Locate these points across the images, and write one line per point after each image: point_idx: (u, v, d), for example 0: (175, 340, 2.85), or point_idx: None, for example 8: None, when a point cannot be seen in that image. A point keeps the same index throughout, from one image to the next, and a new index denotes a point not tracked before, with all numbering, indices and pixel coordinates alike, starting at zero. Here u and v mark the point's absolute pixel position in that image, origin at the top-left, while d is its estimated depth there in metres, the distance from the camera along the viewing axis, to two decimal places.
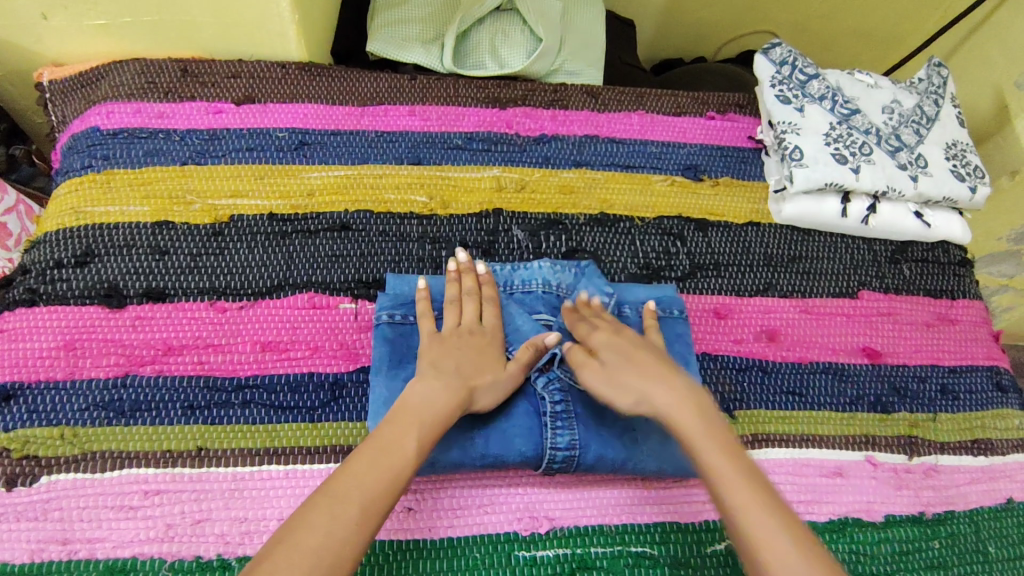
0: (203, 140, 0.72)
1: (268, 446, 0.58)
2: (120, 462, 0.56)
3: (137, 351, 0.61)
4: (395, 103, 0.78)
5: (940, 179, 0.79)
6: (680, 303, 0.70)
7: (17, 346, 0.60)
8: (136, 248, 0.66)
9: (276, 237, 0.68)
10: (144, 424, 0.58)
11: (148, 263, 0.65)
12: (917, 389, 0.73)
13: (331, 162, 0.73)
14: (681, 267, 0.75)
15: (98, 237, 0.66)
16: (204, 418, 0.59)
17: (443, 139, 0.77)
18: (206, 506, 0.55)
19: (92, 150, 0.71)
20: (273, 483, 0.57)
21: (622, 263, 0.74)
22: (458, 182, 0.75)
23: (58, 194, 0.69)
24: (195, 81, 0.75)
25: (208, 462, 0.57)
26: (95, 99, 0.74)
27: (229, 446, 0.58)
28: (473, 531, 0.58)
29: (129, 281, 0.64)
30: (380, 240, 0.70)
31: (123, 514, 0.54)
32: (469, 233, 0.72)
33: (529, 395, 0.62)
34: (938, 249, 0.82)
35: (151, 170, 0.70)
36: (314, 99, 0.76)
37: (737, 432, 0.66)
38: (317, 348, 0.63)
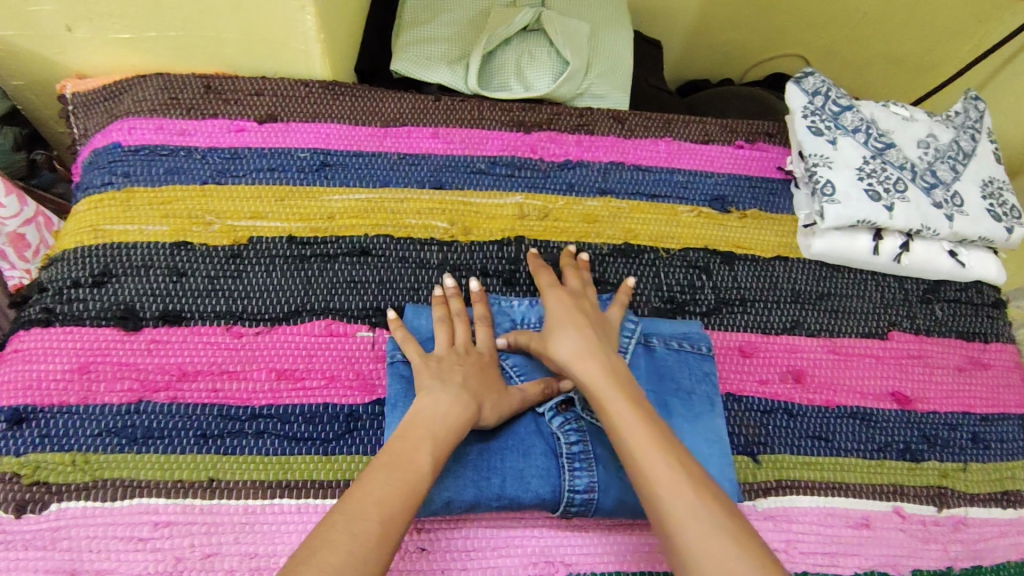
0: (224, 158, 0.71)
1: (281, 479, 0.57)
2: (130, 491, 0.55)
3: (151, 375, 0.60)
4: (418, 125, 0.77)
5: (976, 218, 0.77)
6: (706, 340, 0.68)
7: (32, 366, 0.59)
8: (153, 268, 0.65)
9: (295, 261, 0.67)
10: (155, 452, 0.57)
11: (165, 285, 0.64)
12: (948, 437, 0.71)
13: (352, 184, 0.72)
14: (706, 302, 0.73)
15: (116, 257, 0.65)
16: (217, 448, 0.58)
17: (466, 163, 0.76)
18: (217, 539, 0.54)
19: (113, 166, 0.70)
20: (285, 518, 0.56)
21: (646, 297, 0.72)
22: (479, 208, 0.74)
23: (77, 210, 0.68)
24: (218, 98, 0.74)
25: (219, 494, 0.56)
26: (118, 113, 0.74)
27: (240, 478, 0.57)
28: (486, 575, 0.56)
29: (145, 301, 0.63)
30: (398, 266, 0.69)
31: (132, 546, 0.53)
32: (489, 262, 0.71)
33: (546, 432, 0.61)
34: (971, 290, 0.80)
35: (171, 189, 0.69)
36: (337, 118, 0.75)
37: (760, 478, 0.64)
38: (333, 378, 0.62)
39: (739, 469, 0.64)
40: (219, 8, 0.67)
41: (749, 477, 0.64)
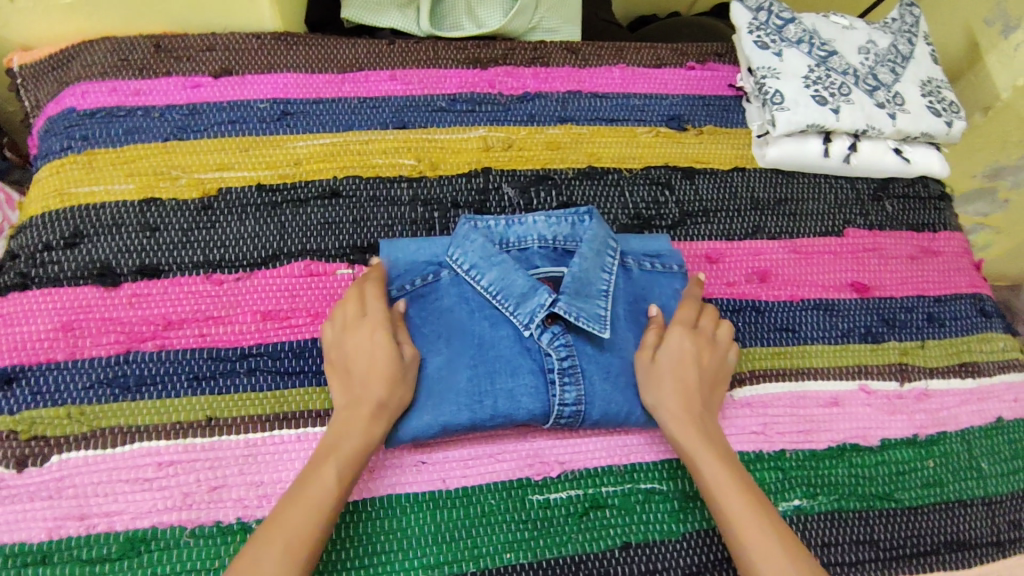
0: (183, 115, 0.71)
1: (278, 412, 0.59)
2: (130, 436, 0.56)
3: (136, 327, 0.60)
4: (375, 69, 0.77)
5: (917, 115, 0.80)
6: (679, 259, 0.69)
7: (15, 328, 0.59)
8: (125, 226, 0.65)
9: (267, 207, 0.68)
10: (151, 398, 0.58)
11: (139, 241, 0.64)
12: (905, 319, 0.75)
13: (316, 131, 0.73)
14: (671, 216, 0.76)
15: (85, 217, 0.65)
16: (212, 389, 0.59)
17: (426, 102, 0.76)
18: (218, 474, 0.56)
19: (70, 131, 0.69)
20: (286, 446, 0.57)
21: (615, 216, 0.75)
22: (445, 145, 0.75)
23: (39, 178, 0.68)
24: (169, 57, 0.74)
25: (219, 431, 0.57)
26: (67, 80, 0.72)
27: (238, 414, 0.58)
28: (486, 480, 0.59)
29: (121, 257, 0.63)
30: (370, 206, 0.70)
31: (139, 486, 0.54)
32: (460, 196, 0.72)
33: (534, 350, 0.61)
34: (917, 185, 0.84)
35: (135, 148, 0.69)
36: (293, 68, 0.75)
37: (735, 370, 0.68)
38: (317, 314, 0.63)
39: None
40: None
41: None
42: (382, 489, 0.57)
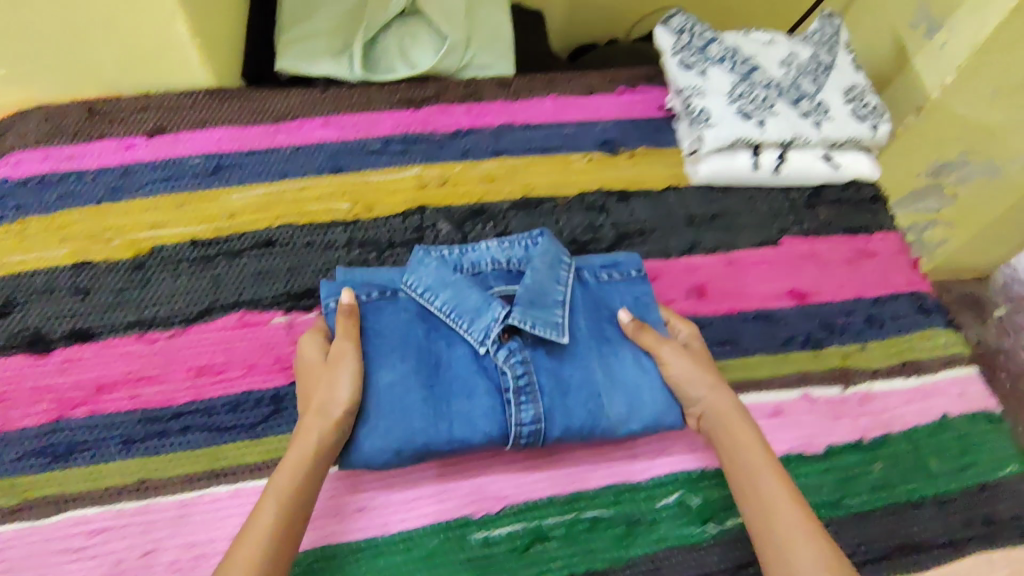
0: (117, 176, 0.72)
1: (212, 469, 0.58)
2: (62, 506, 0.56)
3: (67, 394, 0.60)
4: (309, 116, 0.79)
5: (841, 122, 0.83)
6: (635, 263, 0.71)
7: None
8: (57, 292, 0.65)
9: (201, 262, 0.68)
10: (81, 464, 0.57)
11: (71, 306, 0.64)
12: (845, 323, 0.76)
13: (251, 182, 0.73)
14: (607, 240, 0.77)
15: (16, 287, 0.65)
16: (144, 450, 0.59)
17: (361, 145, 0.78)
18: (155, 535, 0.55)
19: (3, 201, 0.70)
20: (220, 503, 0.57)
21: (550, 245, 0.76)
22: (377, 186, 0.76)
23: None
24: (104, 120, 0.75)
25: (152, 493, 0.57)
26: (1, 148, 0.73)
27: (171, 474, 0.58)
28: (425, 521, 0.58)
29: (52, 323, 0.63)
30: (302, 252, 0.70)
31: (69, 555, 0.54)
32: (391, 236, 0.73)
33: (490, 368, 0.62)
34: (850, 188, 0.86)
35: (67, 213, 0.69)
36: (227, 122, 0.77)
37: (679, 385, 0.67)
38: (252, 366, 0.63)
39: None
40: (91, 31, 0.67)
41: None
42: (320, 538, 0.56)
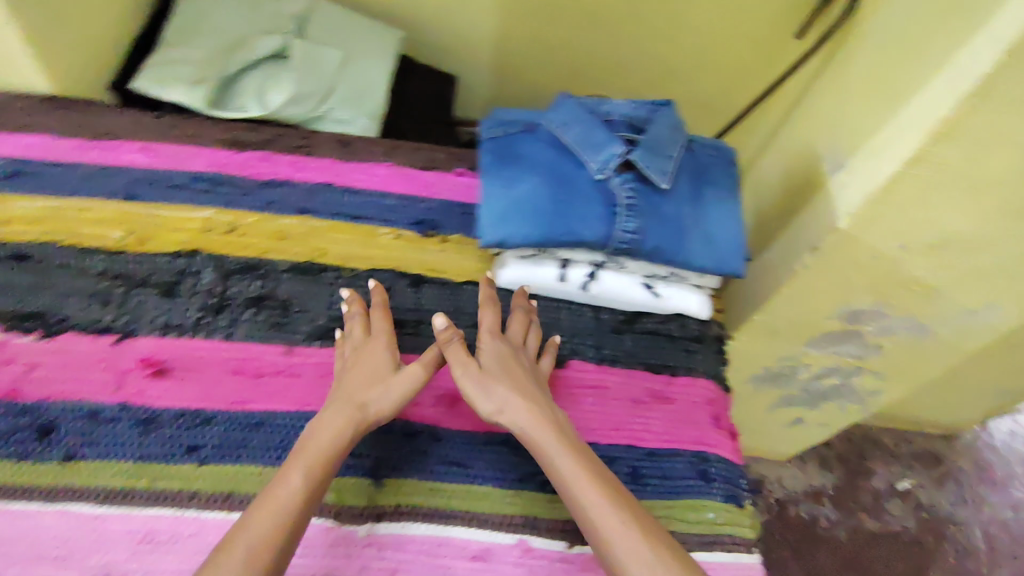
0: (237, 184, 0.75)
1: (222, 491, 0.57)
2: (74, 496, 0.56)
3: (128, 381, 0.61)
4: (421, 166, 0.80)
5: (678, 291, 0.73)
6: (733, 155, 0.79)
7: (15, 366, 0.61)
8: (150, 285, 0.67)
9: (285, 284, 0.69)
10: (123, 460, 0.58)
11: (158, 302, 0.66)
12: (652, 480, 0.64)
13: (351, 217, 0.75)
14: (653, 355, 0.71)
15: (117, 267, 0.68)
16: (186, 462, 0.58)
17: (464, 209, 0.77)
18: (110, 557, 0.53)
19: (133, 186, 0.73)
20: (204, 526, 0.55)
21: (620, 338, 0.72)
22: (463, 253, 0.74)
23: (75, 216, 0.70)
24: (244, 134, 0.79)
25: (157, 504, 0.56)
26: (147, 132, 0.77)
27: (188, 488, 0.57)
28: None
29: (129, 314, 0.65)
30: (375, 302, 0.69)
31: (60, 561, 0.53)
32: (466, 304, 0.71)
33: (738, 183, 0.77)
34: (677, 323, 0.74)
35: (170, 212, 0.72)
36: (349, 159, 0.79)
37: (650, 480, 0.64)
38: (303, 403, 0.62)
39: (667, 511, 0.63)
40: None
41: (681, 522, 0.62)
42: None
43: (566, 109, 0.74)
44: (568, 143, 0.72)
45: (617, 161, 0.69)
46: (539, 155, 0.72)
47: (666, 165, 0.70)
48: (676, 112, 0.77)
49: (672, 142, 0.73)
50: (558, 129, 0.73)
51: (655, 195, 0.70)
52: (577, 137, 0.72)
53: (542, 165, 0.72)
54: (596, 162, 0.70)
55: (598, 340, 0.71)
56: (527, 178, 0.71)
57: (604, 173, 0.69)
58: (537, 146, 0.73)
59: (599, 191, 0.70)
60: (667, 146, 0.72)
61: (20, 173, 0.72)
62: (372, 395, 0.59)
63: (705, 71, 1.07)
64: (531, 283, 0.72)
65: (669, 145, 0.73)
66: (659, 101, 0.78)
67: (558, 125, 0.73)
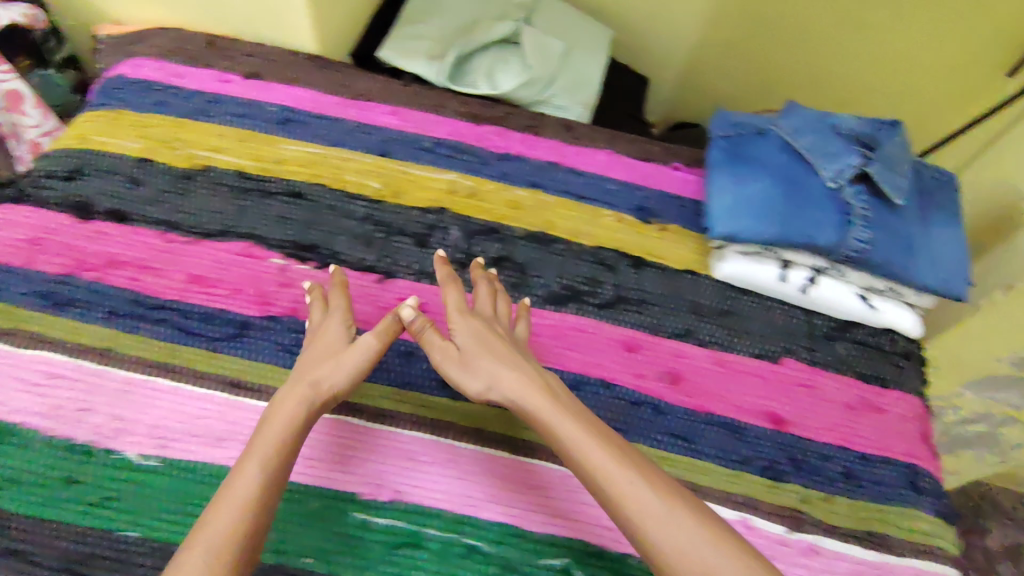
0: (475, 153, 0.80)
1: (473, 427, 0.62)
2: (348, 411, 0.62)
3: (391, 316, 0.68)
4: (638, 157, 0.84)
5: (891, 304, 0.75)
6: (955, 179, 0.79)
7: (295, 289, 0.67)
8: (405, 234, 0.73)
9: (522, 249, 0.74)
10: (390, 385, 0.64)
11: (413, 250, 0.72)
12: (859, 479, 0.66)
13: (576, 196, 0.79)
14: (864, 365, 0.73)
15: (376, 214, 0.74)
16: (441, 395, 0.64)
17: (680, 201, 0.81)
18: (381, 469, 0.59)
19: (387, 144, 0.80)
20: (460, 454, 0.61)
21: (832, 344, 0.73)
22: (679, 242, 0.77)
23: (338, 163, 0.77)
24: (480, 109, 0.85)
25: (419, 429, 0.61)
26: (397, 97, 0.84)
27: (445, 419, 0.62)
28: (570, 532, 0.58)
29: (389, 257, 0.72)
30: (602, 276, 0.74)
31: (340, 464, 0.59)
32: (685, 291, 0.74)
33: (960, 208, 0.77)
34: (885, 338, 0.75)
35: (420, 171, 0.78)
36: (573, 142, 0.84)
37: (857, 482, 0.66)
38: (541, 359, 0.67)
39: (873, 514, 0.64)
40: None
41: (886, 528, 0.64)
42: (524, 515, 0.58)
43: (797, 118, 0.77)
44: (801, 150, 0.75)
45: (852, 172, 0.72)
46: (769, 157, 0.75)
47: (900, 182, 0.72)
48: (905, 132, 0.78)
49: (904, 161, 0.75)
50: (790, 135, 0.76)
51: (887, 209, 0.72)
52: (810, 145, 0.74)
53: (773, 167, 0.74)
54: (830, 170, 0.72)
55: (811, 343, 0.73)
56: (757, 176, 0.74)
57: (838, 182, 0.72)
58: (767, 149, 0.76)
59: (831, 198, 0.72)
60: (900, 163, 0.74)
61: (291, 121, 0.79)
62: (325, 370, 0.56)
63: (896, 100, 1.08)
64: (748, 281, 0.74)
65: (901, 163, 0.74)
66: (887, 119, 0.80)
67: (791, 132, 0.76)
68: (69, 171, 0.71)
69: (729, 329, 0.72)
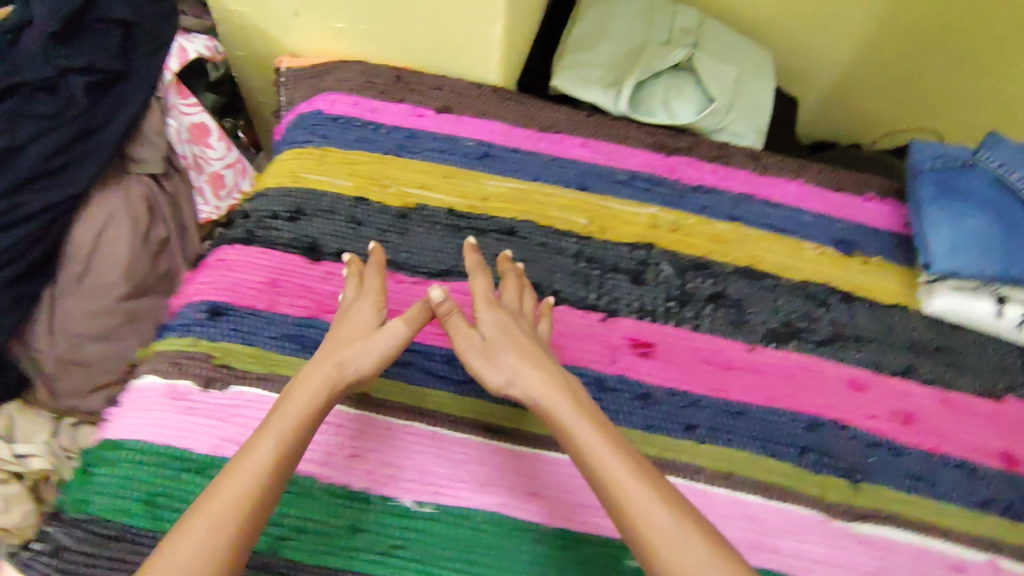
0: (672, 186, 0.80)
1: (721, 469, 0.64)
2: None
3: (620, 356, 0.69)
4: (829, 187, 0.83)
5: None
6: None
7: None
8: (618, 271, 0.74)
9: (734, 285, 0.74)
10: (633, 427, 0.65)
11: (629, 288, 0.73)
12: None
13: (776, 229, 0.79)
14: None
15: (587, 251, 0.74)
16: (685, 438, 0.65)
17: (878, 233, 0.80)
18: None
19: (585, 178, 0.80)
20: (714, 498, 0.62)
21: None
22: (884, 276, 0.77)
23: (543, 199, 0.77)
24: (667, 139, 0.84)
25: (671, 471, 0.63)
26: (585, 128, 0.84)
27: (693, 462, 0.64)
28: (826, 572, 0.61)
29: (608, 295, 0.72)
30: (815, 313, 0.74)
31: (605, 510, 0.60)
32: (898, 326, 0.74)
33: None
34: None
35: (622, 206, 0.78)
36: (763, 172, 0.83)
37: None
38: (773, 400, 0.68)
39: None
40: None
41: None
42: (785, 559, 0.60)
43: (1006, 150, 0.76)
44: (1014, 185, 0.74)
45: None
46: (980, 191, 0.75)
47: None
48: None
49: None
50: (1000, 169, 0.75)
51: None
52: None
53: (986, 202, 0.74)
54: None
55: None
56: (972, 212, 0.73)
57: None
58: (977, 182, 0.76)
59: None
60: None
61: (489, 155, 0.80)
62: (350, 352, 0.58)
63: None
64: (960, 316, 0.74)
65: None
66: None
67: (1001, 165, 0.76)
68: (290, 211, 0.72)
69: (948, 367, 0.73)
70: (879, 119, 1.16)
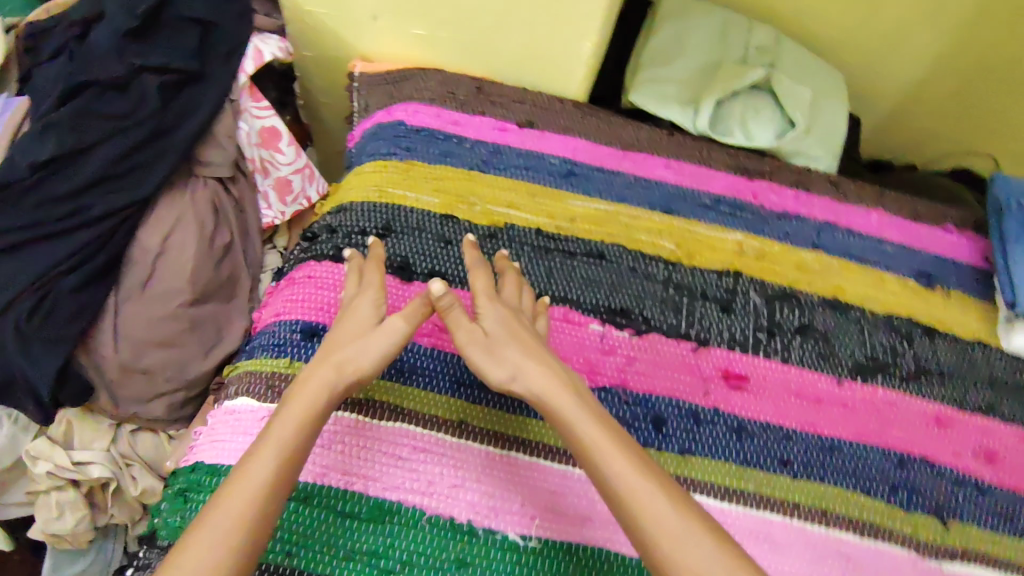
0: (755, 212, 0.80)
1: (817, 506, 0.64)
2: (699, 489, 0.62)
3: (711, 387, 0.68)
4: (906, 218, 0.84)
5: None
6: None
7: (618, 357, 0.68)
8: (708, 298, 0.73)
9: (820, 316, 0.74)
10: (730, 462, 0.65)
11: (719, 317, 0.72)
12: None
13: (859, 259, 0.79)
14: None
15: (675, 277, 0.74)
16: (782, 473, 0.65)
17: (955, 267, 0.81)
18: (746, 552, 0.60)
19: (670, 200, 0.79)
20: (811, 536, 0.62)
21: None
22: (963, 311, 0.78)
23: (629, 221, 0.76)
24: (747, 163, 0.84)
25: (769, 508, 0.63)
26: (667, 150, 0.83)
27: (790, 499, 0.64)
28: None
29: (699, 324, 0.71)
30: (901, 347, 0.74)
31: None
32: (979, 363, 0.75)
33: None
34: None
35: (708, 231, 0.77)
36: (842, 200, 0.83)
37: None
38: (864, 436, 0.68)
39: None
40: None
41: None
42: None
43: None
44: None
45: None
46: None
47: None
48: None
49: None
50: None
51: None
52: None
53: None
54: None
55: None
56: None
57: None
58: None
59: None
60: None
61: (574, 174, 0.78)
62: (348, 352, 0.55)
63: None
64: None
65: None
66: None
67: None
68: (380, 228, 0.71)
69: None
70: (932, 144, 1.16)
